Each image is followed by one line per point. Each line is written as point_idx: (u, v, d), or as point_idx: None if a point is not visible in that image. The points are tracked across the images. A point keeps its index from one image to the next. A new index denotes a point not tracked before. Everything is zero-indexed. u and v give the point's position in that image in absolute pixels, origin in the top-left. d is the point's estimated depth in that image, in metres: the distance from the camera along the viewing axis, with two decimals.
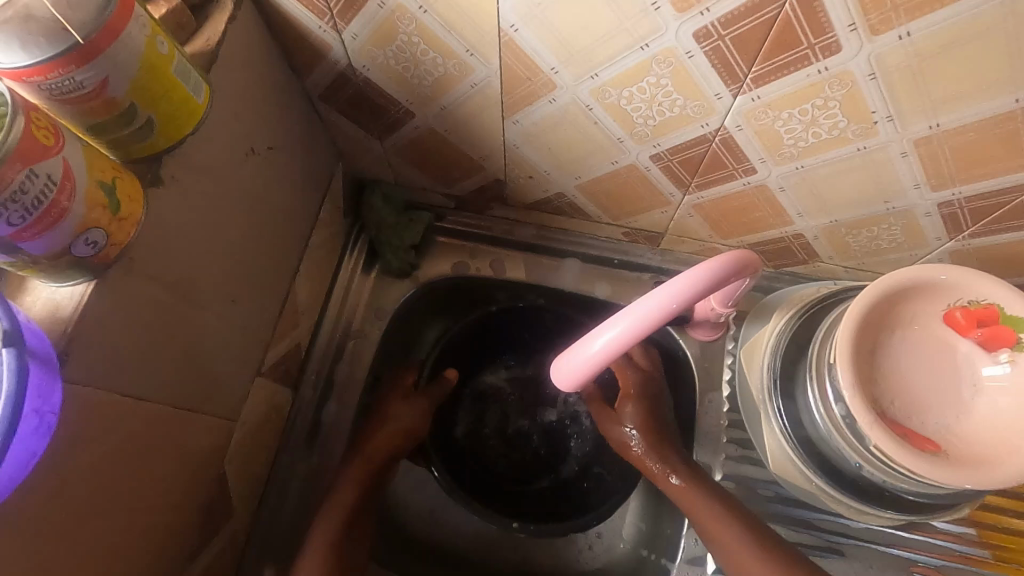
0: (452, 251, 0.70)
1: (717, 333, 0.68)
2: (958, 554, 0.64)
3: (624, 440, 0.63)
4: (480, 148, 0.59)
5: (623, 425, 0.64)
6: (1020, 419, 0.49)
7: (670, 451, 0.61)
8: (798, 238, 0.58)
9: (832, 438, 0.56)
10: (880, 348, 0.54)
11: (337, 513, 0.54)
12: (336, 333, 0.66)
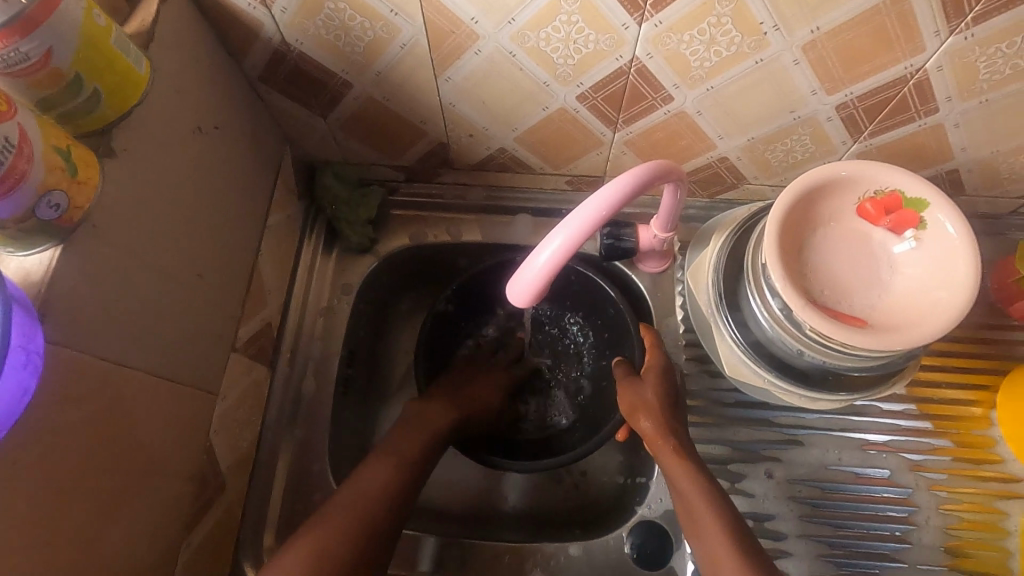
0: (409, 222, 0.77)
1: (665, 263, 0.72)
2: (905, 428, 0.66)
3: (638, 402, 0.62)
4: (418, 110, 0.63)
5: (641, 390, 0.62)
6: (931, 285, 0.55)
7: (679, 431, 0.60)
8: (723, 161, 0.67)
9: (774, 331, 0.61)
10: (805, 246, 0.59)
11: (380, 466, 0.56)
12: (306, 309, 0.72)
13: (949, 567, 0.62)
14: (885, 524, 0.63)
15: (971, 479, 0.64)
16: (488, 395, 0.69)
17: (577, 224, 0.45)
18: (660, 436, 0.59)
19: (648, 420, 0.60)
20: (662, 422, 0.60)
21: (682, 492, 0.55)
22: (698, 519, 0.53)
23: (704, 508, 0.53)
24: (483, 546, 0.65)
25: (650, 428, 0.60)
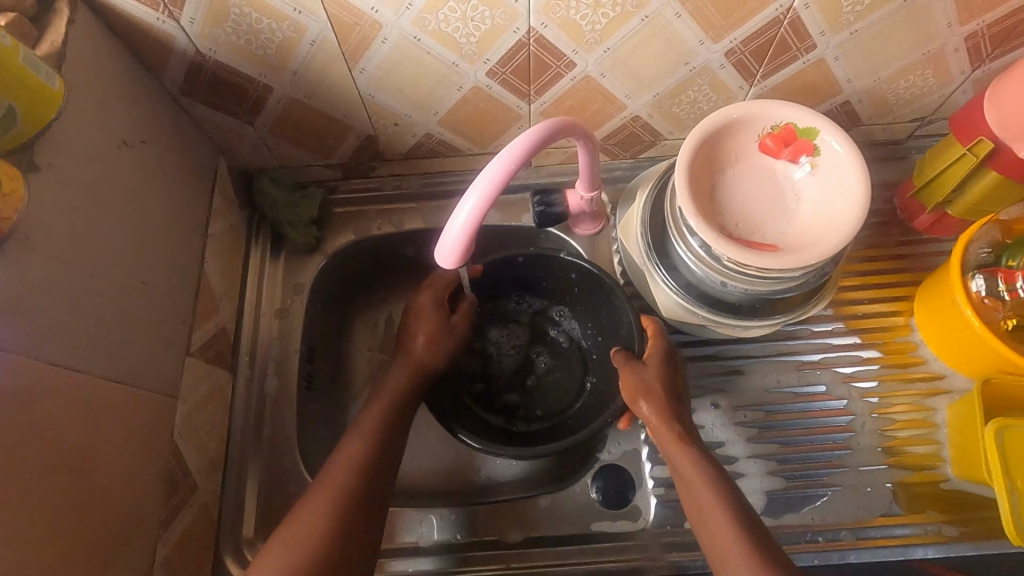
0: (352, 217, 0.79)
1: (598, 224, 0.75)
2: (835, 345, 0.71)
3: (643, 382, 0.59)
4: (341, 106, 0.66)
5: (644, 371, 0.60)
6: (831, 205, 0.60)
7: (682, 414, 0.58)
8: (636, 120, 0.71)
9: (700, 269, 0.65)
10: (716, 186, 0.63)
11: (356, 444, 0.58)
12: (260, 312, 0.74)
13: (888, 464, 0.66)
14: (827, 434, 0.67)
15: (900, 382, 0.69)
16: (432, 331, 0.67)
17: (494, 173, 0.48)
18: (664, 423, 0.57)
19: (649, 406, 0.58)
20: (665, 407, 0.58)
21: (689, 481, 0.54)
22: (706, 508, 0.52)
23: (712, 497, 0.52)
24: (456, 512, 0.67)
25: (651, 415, 0.58)
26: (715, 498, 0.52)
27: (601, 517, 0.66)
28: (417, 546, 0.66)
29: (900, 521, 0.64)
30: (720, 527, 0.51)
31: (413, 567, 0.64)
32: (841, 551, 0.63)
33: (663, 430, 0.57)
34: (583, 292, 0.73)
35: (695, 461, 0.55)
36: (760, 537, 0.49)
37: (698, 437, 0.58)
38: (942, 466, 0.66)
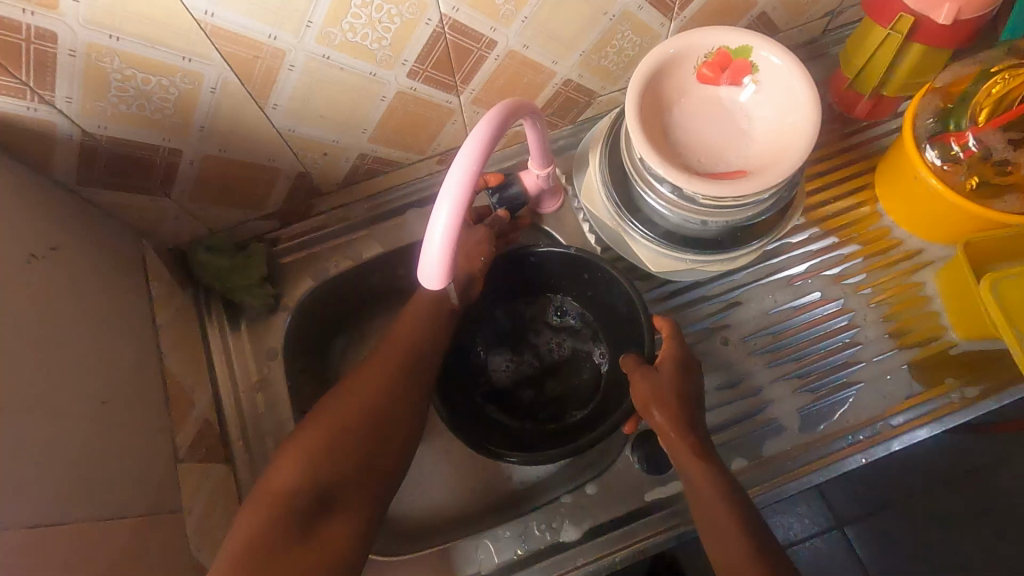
0: (304, 263, 0.74)
1: (559, 198, 0.74)
2: (816, 251, 0.72)
3: (654, 390, 0.56)
4: (262, 151, 0.61)
5: (657, 377, 0.57)
6: (787, 115, 0.60)
7: (700, 425, 0.55)
8: (568, 84, 0.69)
9: (676, 214, 0.64)
10: (669, 128, 0.62)
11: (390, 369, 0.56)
12: (239, 390, 0.69)
13: (898, 347, 0.67)
14: (835, 337, 0.68)
15: (885, 267, 0.70)
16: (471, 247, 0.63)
17: (474, 145, 0.45)
18: (678, 432, 0.54)
19: (664, 415, 0.55)
20: (679, 418, 0.54)
21: (702, 494, 0.52)
22: (720, 525, 0.50)
23: (724, 513, 0.50)
24: (509, 528, 0.64)
25: (665, 423, 0.55)
26: (724, 510, 0.50)
27: (652, 485, 0.65)
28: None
29: (927, 399, 0.65)
30: (732, 548, 0.49)
31: None
32: (883, 443, 0.64)
33: (673, 439, 0.54)
34: (578, 285, 0.72)
35: (709, 474, 0.52)
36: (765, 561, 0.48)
37: (715, 449, 0.54)
38: (945, 333, 0.67)
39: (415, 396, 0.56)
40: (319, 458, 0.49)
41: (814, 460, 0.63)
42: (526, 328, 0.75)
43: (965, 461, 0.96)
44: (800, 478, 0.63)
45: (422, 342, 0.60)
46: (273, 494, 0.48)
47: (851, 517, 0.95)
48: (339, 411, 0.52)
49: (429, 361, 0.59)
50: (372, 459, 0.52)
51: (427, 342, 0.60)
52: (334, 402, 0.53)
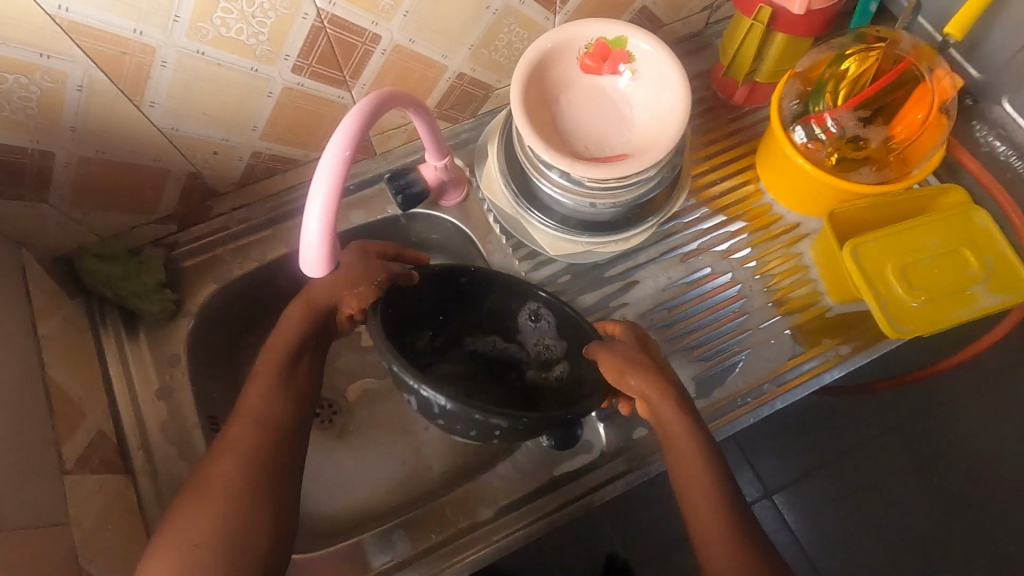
0: (206, 266, 0.72)
1: (462, 189, 0.76)
2: (707, 229, 0.76)
3: (627, 357, 0.59)
4: (146, 152, 0.59)
5: (622, 347, 0.60)
6: (663, 99, 0.63)
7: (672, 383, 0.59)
8: (461, 78, 0.71)
9: (567, 199, 0.66)
10: (556, 117, 0.65)
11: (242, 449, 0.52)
12: (139, 399, 0.66)
13: (781, 313, 0.72)
14: (725, 307, 0.73)
15: (768, 240, 0.76)
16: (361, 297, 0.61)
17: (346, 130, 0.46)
18: (656, 392, 0.57)
19: (649, 386, 0.57)
20: (654, 379, 0.58)
21: (682, 450, 0.56)
22: (698, 478, 0.55)
23: (701, 466, 0.55)
24: (423, 514, 0.65)
25: (642, 387, 0.57)
26: (704, 465, 0.55)
27: (561, 460, 0.67)
28: (397, 563, 0.63)
29: (806, 359, 0.70)
30: (709, 497, 0.54)
31: None
32: (770, 402, 0.68)
33: (652, 400, 0.57)
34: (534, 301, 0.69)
35: (686, 430, 0.56)
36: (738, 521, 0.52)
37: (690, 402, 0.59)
38: (821, 298, 0.73)
39: (279, 465, 0.52)
40: (244, 473, 0.50)
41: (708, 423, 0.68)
42: (474, 335, 0.72)
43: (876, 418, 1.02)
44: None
45: (274, 408, 0.55)
46: (195, 519, 0.48)
47: (776, 486, 1.00)
48: (189, 517, 0.48)
49: (305, 380, 0.58)
50: (288, 455, 0.54)
51: (278, 406, 0.55)
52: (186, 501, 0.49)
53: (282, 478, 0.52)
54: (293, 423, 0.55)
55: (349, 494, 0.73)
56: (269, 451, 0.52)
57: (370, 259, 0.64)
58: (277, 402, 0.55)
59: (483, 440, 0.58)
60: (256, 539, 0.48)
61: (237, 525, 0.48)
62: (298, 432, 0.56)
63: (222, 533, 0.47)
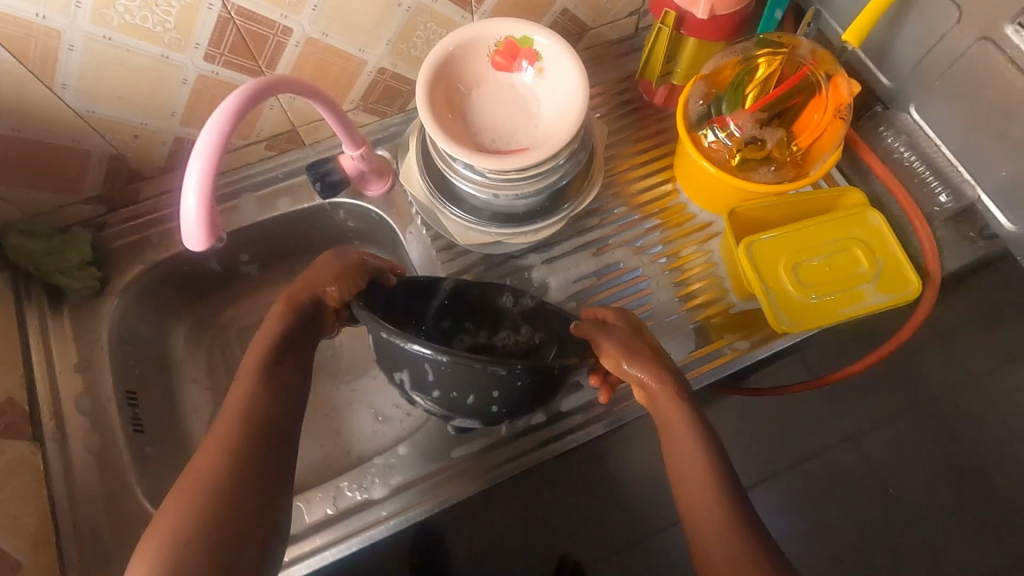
0: (133, 247, 0.75)
1: (386, 180, 0.78)
2: (622, 224, 0.79)
3: (624, 341, 0.58)
4: (64, 132, 0.62)
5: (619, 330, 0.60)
6: (566, 96, 0.66)
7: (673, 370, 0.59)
8: (383, 73, 0.74)
9: (474, 190, 0.69)
10: (465, 111, 0.68)
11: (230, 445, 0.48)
12: (57, 372, 0.69)
13: (686, 308, 0.74)
14: (634, 301, 0.75)
15: (680, 238, 0.78)
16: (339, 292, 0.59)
17: (224, 109, 0.49)
18: (655, 377, 0.57)
19: (644, 374, 0.57)
20: (652, 365, 0.58)
21: (681, 445, 0.55)
22: (693, 472, 0.53)
23: (698, 460, 0.53)
24: (321, 490, 0.66)
25: (641, 373, 0.57)
26: (700, 455, 0.54)
27: (460, 443, 0.69)
28: (289, 535, 0.64)
29: (705, 355, 0.72)
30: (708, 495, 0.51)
31: (292, 555, 0.63)
32: None
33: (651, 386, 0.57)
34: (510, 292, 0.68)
35: (685, 420, 0.56)
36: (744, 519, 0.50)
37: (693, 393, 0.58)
38: (726, 295, 0.75)
39: (270, 459, 0.48)
40: (230, 466, 0.46)
41: (598, 417, 0.71)
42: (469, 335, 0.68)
43: (877, 409, 0.97)
44: (585, 432, 0.71)
45: (263, 403, 0.51)
46: (179, 511, 0.44)
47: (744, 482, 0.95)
48: (175, 510, 0.44)
49: (297, 373, 0.55)
50: (280, 449, 0.50)
51: (268, 401, 0.51)
52: (173, 495, 0.45)
53: (276, 475, 0.48)
54: (284, 415, 0.52)
55: None
56: (258, 446, 0.49)
57: (352, 257, 0.61)
58: (266, 393, 0.52)
59: (477, 405, 0.56)
60: (249, 531, 0.45)
61: (228, 522, 0.44)
62: (290, 422, 0.52)
63: (211, 522, 0.43)
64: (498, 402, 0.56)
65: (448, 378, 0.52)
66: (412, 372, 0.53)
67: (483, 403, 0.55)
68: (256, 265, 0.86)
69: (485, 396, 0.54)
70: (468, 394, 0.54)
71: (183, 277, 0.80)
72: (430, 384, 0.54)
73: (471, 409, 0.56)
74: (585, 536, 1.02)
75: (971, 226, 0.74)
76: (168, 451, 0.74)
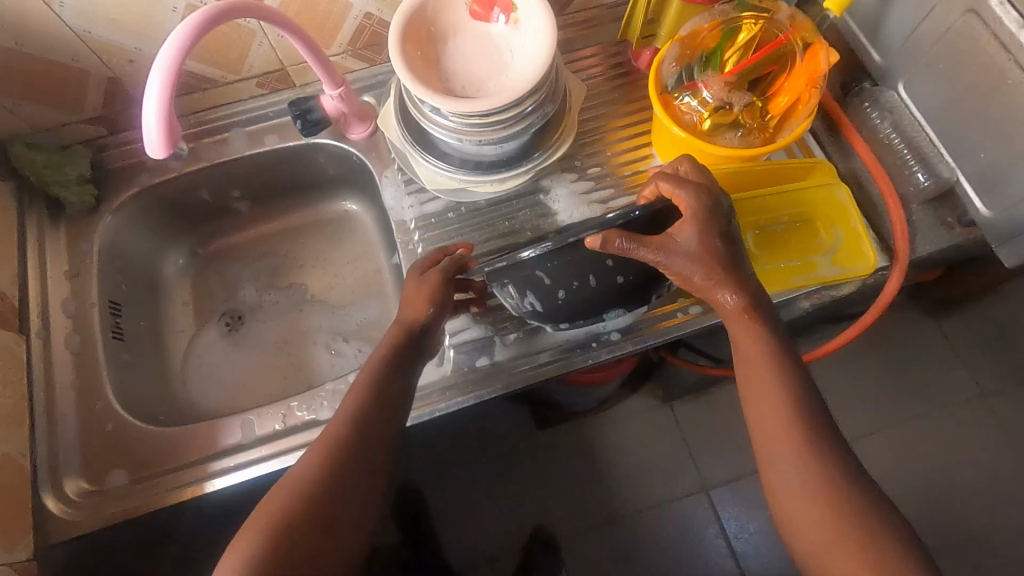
0: (129, 171, 0.80)
1: (368, 125, 0.81)
2: (592, 184, 0.79)
3: (688, 259, 0.55)
4: (63, 49, 0.67)
5: (678, 242, 0.56)
6: (537, 45, 0.66)
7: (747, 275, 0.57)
8: (369, 18, 0.76)
9: (441, 135, 0.71)
10: (439, 57, 0.69)
11: (338, 439, 0.55)
12: (49, 276, 0.75)
13: None
14: None
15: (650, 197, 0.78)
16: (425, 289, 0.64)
17: (188, 24, 0.54)
18: (728, 298, 0.57)
19: (732, 291, 0.56)
20: (728, 279, 0.56)
21: (746, 359, 0.56)
22: (763, 387, 0.55)
23: (769, 380, 0.55)
24: (272, 407, 0.71)
25: (709, 286, 0.56)
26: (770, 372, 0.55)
27: None
28: (237, 443, 0.69)
29: (659, 315, 0.73)
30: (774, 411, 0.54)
31: (238, 461, 0.68)
32: (611, 347, 0.72)
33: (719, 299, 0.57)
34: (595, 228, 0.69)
35: (758, 339, 0.56)
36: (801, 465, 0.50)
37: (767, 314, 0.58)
38: None
39: (370, 457, 0.55)
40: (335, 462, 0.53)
41: (572, 352, 0.72)
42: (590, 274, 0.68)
43: (876, 392, 1.18)
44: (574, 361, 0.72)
45: (370, 408, 0.57)
46: (289, 491, 0.52)
47: (743, 471, 1.17)
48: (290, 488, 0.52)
49: (400, 381, 0.60)
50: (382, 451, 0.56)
51: (375, 407, 0.57)
52: (291, 476, 0.53)
53: (370, 482, 0.54)
54: (383, 421, 0.57)
55: (237, 395, 0.83)
56: (360, 452, 0.55)
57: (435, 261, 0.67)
58: (372, 403, 0.57)
59: (600, 285, 0.61)
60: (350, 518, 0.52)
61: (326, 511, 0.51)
62: (389, 422, 0.57)
63: (316, 508, 0.51)
64: (621, 271, 0.60)
65: (569, 267, 0.59)
66: (539, 289, 0.61)
67: (609, 280, 0.61)
68: (247, 202, 0.91)
69: (607, 271, 0.60)
70: (590, 275, 0.60)
71: (179, 205, 0.85)
72: (551, 286, 0.60)
73: (600, 295, 0.62)
74: (553, 483, 1.16)
75: (951, 211, 0.72)
76: (145, 362, 0.80)
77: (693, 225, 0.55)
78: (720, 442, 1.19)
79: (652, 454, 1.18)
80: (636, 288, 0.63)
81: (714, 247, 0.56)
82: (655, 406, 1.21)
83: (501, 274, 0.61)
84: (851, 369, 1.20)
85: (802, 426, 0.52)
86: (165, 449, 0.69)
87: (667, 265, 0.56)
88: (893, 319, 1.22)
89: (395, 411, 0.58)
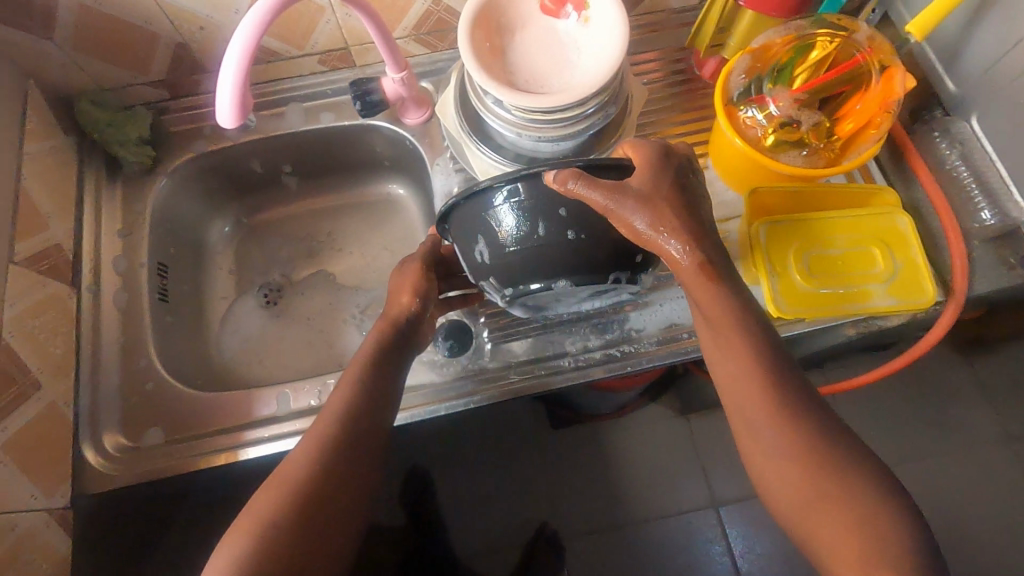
0: (185, 136, 0.81)
1: (424, 111, 0.82)
2: None
3: (642, 204, 0.53)
4: (138, 10, 0.68)
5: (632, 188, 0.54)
6: (607, 46, 0.66)
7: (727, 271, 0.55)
8: (438, 4, 0.75)
9: (499, 128, 0.71)
10: (506, 48, 0.69)
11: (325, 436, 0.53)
12: (100, 233, 0.76)
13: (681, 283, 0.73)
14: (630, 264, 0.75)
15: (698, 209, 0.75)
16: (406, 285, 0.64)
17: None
18: (686, 257, 0.54)
19: (681, 243, 0.54)
20: (682, 230, 0.54)
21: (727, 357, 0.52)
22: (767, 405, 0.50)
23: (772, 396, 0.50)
24: (308, 382, 0.71)
25: (659, 236, 0.53)
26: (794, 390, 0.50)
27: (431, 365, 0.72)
28: (273, 415, 0.70)
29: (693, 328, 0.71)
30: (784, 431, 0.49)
31: (272, 432, 0.69)
32: (641, 358, 0.71)
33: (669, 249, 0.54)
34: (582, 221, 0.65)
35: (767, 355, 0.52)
36: (819, 462, 0.47)
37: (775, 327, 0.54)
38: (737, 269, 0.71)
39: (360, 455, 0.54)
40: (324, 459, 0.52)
41: (602, 359, 0.71)
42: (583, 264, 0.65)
43: (902, 428, 1.15)
44: (604, 367, 0.71)
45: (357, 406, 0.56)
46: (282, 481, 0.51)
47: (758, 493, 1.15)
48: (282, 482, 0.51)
49: (385, 384, 0.59)
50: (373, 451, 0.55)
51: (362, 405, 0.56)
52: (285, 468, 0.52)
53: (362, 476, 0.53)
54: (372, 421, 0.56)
55: (268, 367, 0.84)
56: (348, 448, 0.53)
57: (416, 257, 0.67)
58: (361, 402, 0.56)
59: (556, 242, 0.55)
60: (346, 512, 0.51)
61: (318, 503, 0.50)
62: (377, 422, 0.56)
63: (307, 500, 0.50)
64: (573, 226, 0.55)
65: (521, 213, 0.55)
66: (488, 235, 0.56)
67: (559, 233, 0.55)
68: (296, 178, 0.92)
69: (560, 224, 0.55)
70: (540, 224, 0.55)
71: (229, 173, 0.86)
72: (503, 233, 0.56)
73: (553, 252, 0.56)
74: (564, 484, 1.16)
75: (1012, 252, 0.69)
76: (184, 326, 0.81)
77: (646, 173, 0.55)
78: (736, 461, 1.17)
79: (666, 466, 1.17)
80: (596, 252, 0.56)
81: (663, 193, 0.55)
82: (674, 419, 1.20)
83: (454, 214, 0.58)
84: (880, 402, 1.17)
85: (817, 411, 0.49)
86: (196, 412, 0.70)
87: (619, 210, 0.53)
88: (929, 355, 1.19)
89: (380, 409, 0.57)
